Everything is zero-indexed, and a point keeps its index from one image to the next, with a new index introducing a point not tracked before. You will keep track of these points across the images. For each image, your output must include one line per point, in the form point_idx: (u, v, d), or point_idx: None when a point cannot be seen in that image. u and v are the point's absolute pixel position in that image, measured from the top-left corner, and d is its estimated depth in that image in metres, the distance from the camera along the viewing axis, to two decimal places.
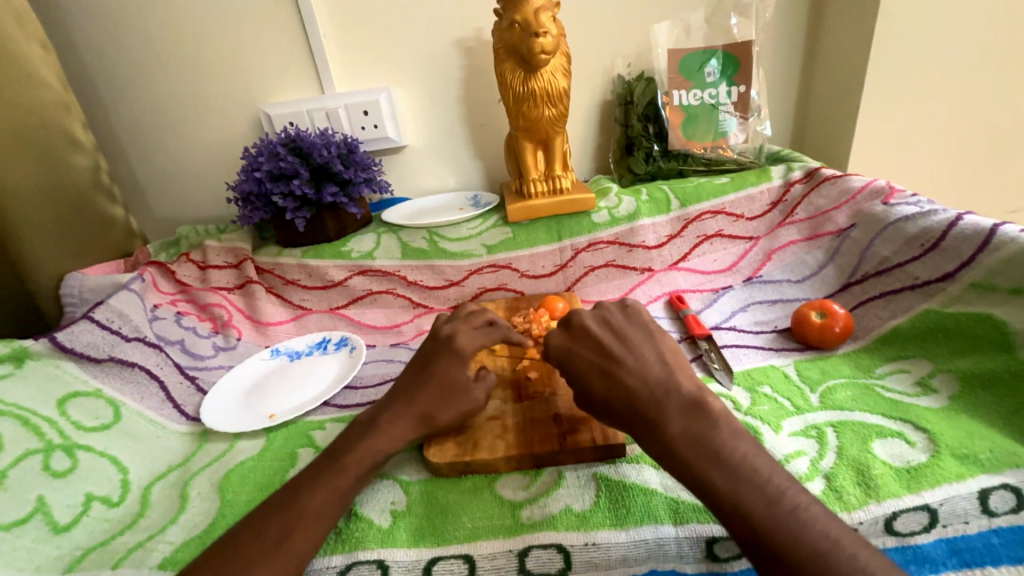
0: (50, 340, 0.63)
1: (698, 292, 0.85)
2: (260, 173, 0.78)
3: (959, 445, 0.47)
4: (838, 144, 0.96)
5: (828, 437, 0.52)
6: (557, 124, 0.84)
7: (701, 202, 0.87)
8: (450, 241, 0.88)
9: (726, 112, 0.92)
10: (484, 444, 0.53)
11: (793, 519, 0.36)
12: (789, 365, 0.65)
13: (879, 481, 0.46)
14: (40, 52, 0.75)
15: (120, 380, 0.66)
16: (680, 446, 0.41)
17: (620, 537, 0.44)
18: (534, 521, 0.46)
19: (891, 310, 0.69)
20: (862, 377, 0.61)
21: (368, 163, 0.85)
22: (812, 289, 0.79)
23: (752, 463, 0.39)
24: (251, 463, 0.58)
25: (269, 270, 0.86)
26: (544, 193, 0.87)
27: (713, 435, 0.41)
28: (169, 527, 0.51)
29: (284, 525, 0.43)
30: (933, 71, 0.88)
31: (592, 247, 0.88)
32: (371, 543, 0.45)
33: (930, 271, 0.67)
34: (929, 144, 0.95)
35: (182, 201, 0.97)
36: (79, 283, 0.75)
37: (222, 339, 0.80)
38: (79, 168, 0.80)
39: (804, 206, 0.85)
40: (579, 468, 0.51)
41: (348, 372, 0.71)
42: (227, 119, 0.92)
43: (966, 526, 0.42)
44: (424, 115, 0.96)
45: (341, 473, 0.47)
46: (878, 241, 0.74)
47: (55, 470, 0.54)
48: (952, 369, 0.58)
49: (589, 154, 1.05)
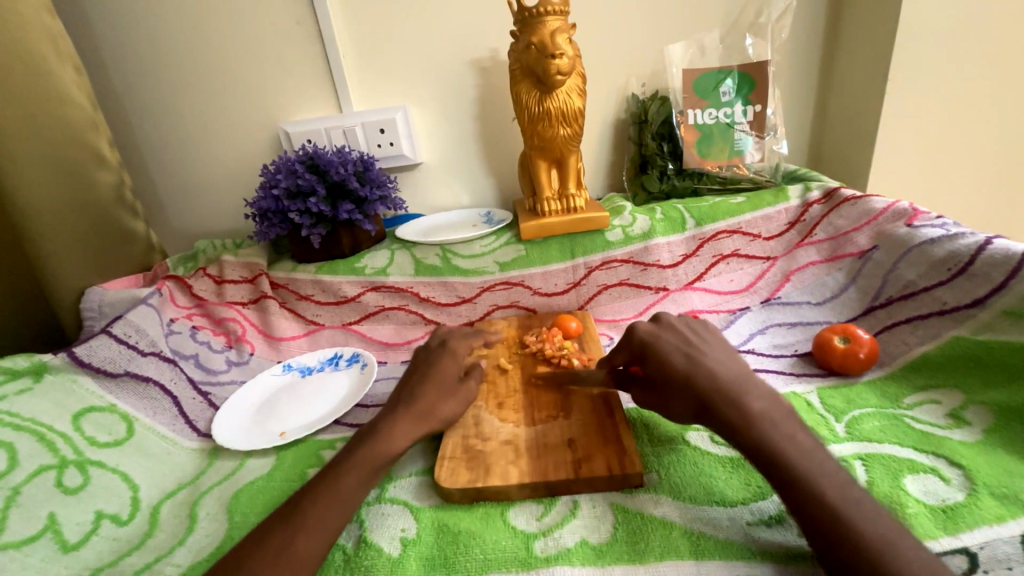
0: (68, 354, 0.64)
1: (714, 313, 0.84)
2: (278, 190, 0.79)
3: (998, 484, 0.45)
4: (856, 164, 0.95)
5: (856, 470, 0.50)
6: (571, 143, 0.84)
7: (717, 221, 0.86)
8: (463, 258, 0.88)
9: (741, 131, 0.91)
10: (497, 470, 0.52)
11: None
12: (812, 392, 0.63)
13: (914, 521, 0.43)
14: (73, 74, 0.78)
15: (134, 395, 0.66)
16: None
17: (638, 573, 0.42)
18: (548, 554, 0.44)
19: (918, 336, 0.66)
20: (890, 406, 0.58)
21: (383, 180, 0.86)
22: (833, 312, 0.77)
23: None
24: (260, 483, 0.58)
25: (283, 285, 0.87)
26: (558, 212, 0.87)
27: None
28: (177, 548, 0.50)
29: (292, 552, 0.42)
30: (954, 91, 0.87)
31: (605, 265, 0.87)
32: (380, 572, 0.44)
33: (958, 297, 0.65)
34: (951, 163, 0.93)
35: (201, 215, 0.99)
36: (99, 297, 0.76)
37: (236, 354, 0.81)
38: (103, 185, 0.81)
39: (823, 226, 0.83)
40: (595, 498, 0.50)
41: (359, 390, 0.71)
42: (247, 136, 0.94)
43: (1010, 574, 0.39)
44: (439, 133, 0.97)
45: (351, 499, 0.46)
46: (902, 264, 0.72)
47: (67, 486, 0.54)
48: (987, 400, 0.55)
49: (602, 172, 1.05)
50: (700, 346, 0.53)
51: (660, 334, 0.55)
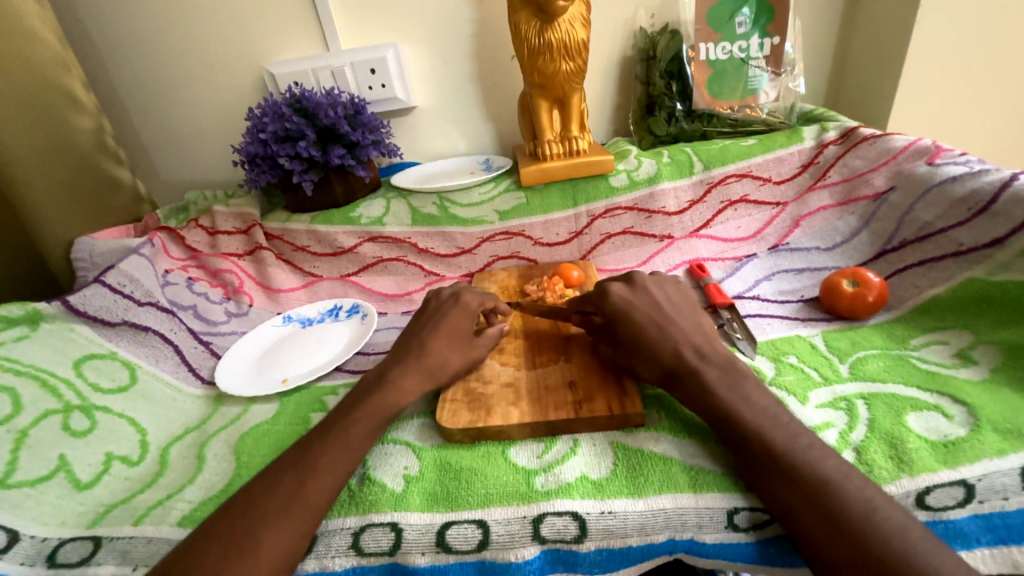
0: (62, 302, 0.63)
1: (720, 260, 0.81)
2: (265, 134, 0.75)
3: (1002, 420, 0.44)
4: (878, 102, 0.89)
5: (858, 409, 0.49)
6: (574, 80, 0.79)
7: (726, 165, 0.82)
8: (462, 207, 0.85)
9: (756, 67, 0.85)
10: (498, 411, 0.52)
11: None
12: (817, 336, 0.62)
13: (914, 455, 0.43)
14: (35, 6, 0.72)
15: (134, 344, 0.66)
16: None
17: (637, 505, 0.43)
18: (548, 488, 0.45)
19: (931, 278, 0.64)
20: (896, 348, 0.58)
21: (376, 124, 0.82)
22: (843, 257, 0.75)
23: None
24: (266, 426, 0.59)
25: (278, 236, 0.85)
26: (560, 155, 0.83)
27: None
28: (187, 486, 0.51)
29: (298, 483, 0.42)
30: (991, 16, 0.80)
31: (609, 213, 0.84)
32: (384, 506, 0.45)
33: (977, 237, 0.62)
34: (979, 99, 0.87)
35: (190, 166, 0.96)
36: (89, 247, 0.74)
37: (234, 306, 0.80)
38: (82, 129, 0.77)
39: (838, 168, 0.79)
40: (595, 437, 0.50)
41: (360, 338, 0.70)
42: (230, 79, 0.89)
43: (1005, 503, 0.39)
44: (433, 73, 0.91)
45: (354, 432, 0.47)
46: (919, 205, 0.69)
47: (74, 430, 0.55)
48: (997, 340, 0.54)
49: (608, 116, 0.99)
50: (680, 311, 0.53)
51: (643, 292, 0.55)
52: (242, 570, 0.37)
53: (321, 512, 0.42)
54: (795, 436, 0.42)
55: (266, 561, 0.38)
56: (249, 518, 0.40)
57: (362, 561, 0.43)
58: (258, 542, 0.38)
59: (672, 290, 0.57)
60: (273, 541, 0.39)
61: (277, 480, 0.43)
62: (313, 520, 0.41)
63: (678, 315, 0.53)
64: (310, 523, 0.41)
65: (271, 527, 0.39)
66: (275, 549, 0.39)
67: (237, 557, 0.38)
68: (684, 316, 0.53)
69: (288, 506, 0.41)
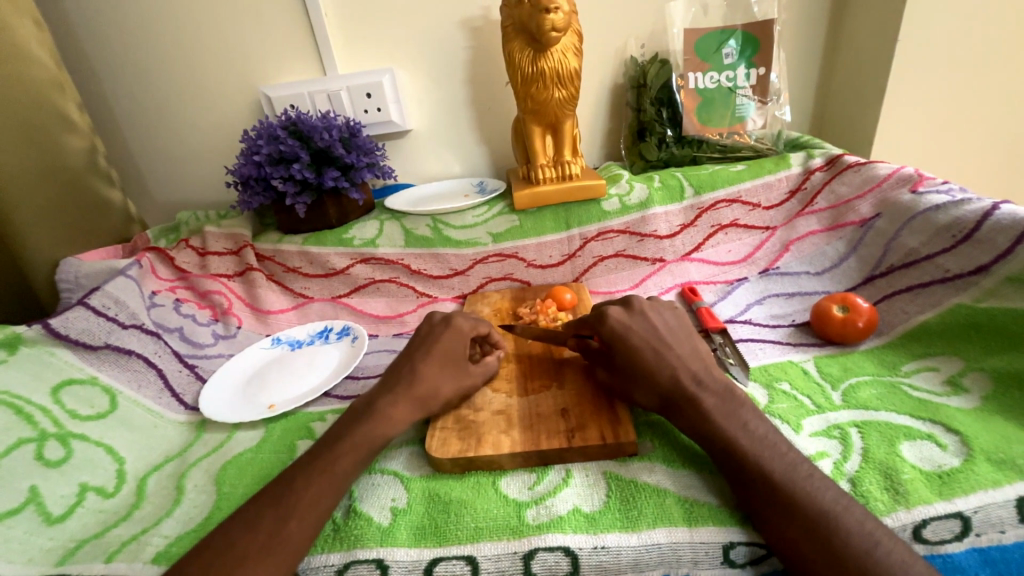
0: (44, 326, 0.62)
1: (711, 284, 0.82)
2: (259, 156, 0.76)
3: (996, 450, 0.44)
4: (861, 131, 0.92)
5: (852, 438, 0.49)
6: (567, 107, 0.80)
7: (716, 190, 0.83)
8: (455, 229, 0.85)
9: (743, 96, 0.87)
10: (489, 440, 0.51)
11: None
12: (809, 361, 0.63)
13: (909, 486, 0.43)
14: (33, 30, 0.72)
15: (116, 368, 0.65)
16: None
17: (631, 540, 0.42)
18: (540, 522, 0.44)
19: (919, 304, 0.65)
20: (887, 375, 0.58)
21: (370, 147, 0.83)
22: (832, 282, 0.75)
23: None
24: (250, 454, 0.57)
25: (269, 257, 0.84)
26: (553, 179, 0.84)
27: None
28: (165, 519, 0.49)
29: (276, 520, 0.40)
30: (966, 51, 0.83)
31: (601, 236, 0.85)
32: (370, 541, 0.43)
33: (962, 264, 0.63)
34: (958, 128, 0.90)
35: (182, 186, 0.95)
36: (75, 268, 0.73)
37: (222, 327, 0.79)
38: (74, 150, 0.77)
39: (825, 194, 0.81)
40: (587, 467, 0.49)
41: (350, 362, 0.69)
42: (226, 102, 0.89)
43: (1001, 536, 0.40)
44: (428, 98, 0.92)
45: (339, 463, 0.45)
46: (905, 232, 0.70)
47: (48, 460, 0.52)
48: (987, 367, 0.54)
49: (600, 140, 1.01)
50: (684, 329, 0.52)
51: (642, 314, 0.55)
52: None
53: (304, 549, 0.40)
54: (792, 467, 0.41)
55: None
56: (225, 558, 0.38)
57: None
58: None
59: (671, 314, 0.56)
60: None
61: (258, 516, 0.41)
62: (294, 557, 0.40)
63: (671, 341, 0.53)
64: (292, 560, 0.40)
65: (248, 569, 0.38)
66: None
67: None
68: (679, 343, 0.53)
69: (269, 543, 0.39)
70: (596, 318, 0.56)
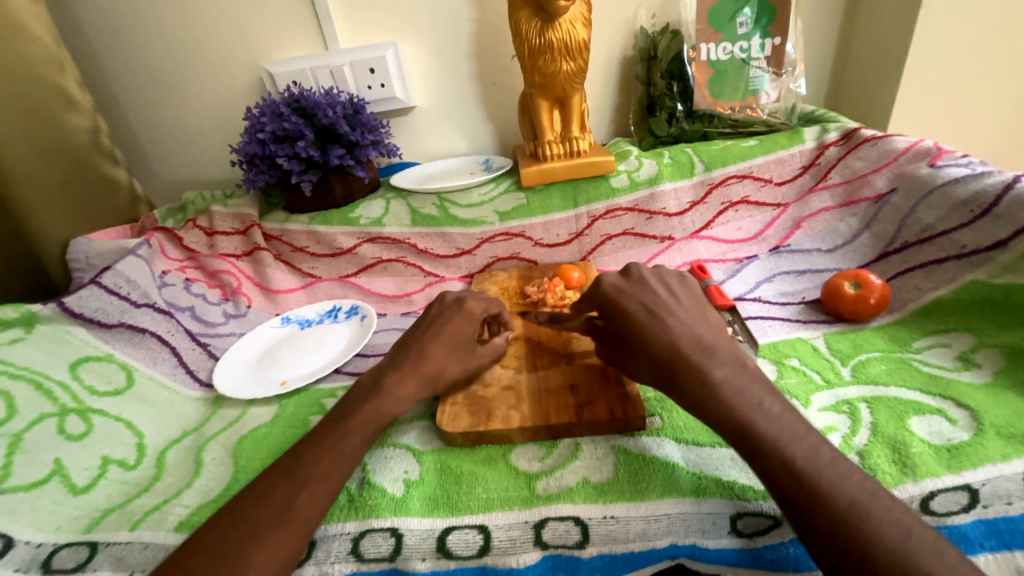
0: (57, 305, 0.63)
1: (721, 262, 0.81)
2: (263, 134, 0.75)
3: (1006, 424, 0.44)
4: (878, 104, 0.89)
5: (861, 412, 0.49)
6: (575, 80, 0.78)
7: (727, 166, 0.82)
8: (461, 208, 0.84)
9: (757, 68, 0.85)
10: (499, 414, 0.52)
11: (808, 495, 0.35)
12: (818, 338, 0.62)
13: (917, 460, 0.43)
14: (30, 6, 0.71)
15: (131, 346, 0.66)
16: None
17: (640, 511, 0.43)
18: (550, 493, 0.45)
19: (933, 281, 0.64)
20: (898, 351, 0.57)
21: (375, 124, 0.81)
22: (844, 259, 0.74)
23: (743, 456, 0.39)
24: (264, 429, 0.58)
25: (276, 237, 0.84)
26: (561, 156, 0.82)
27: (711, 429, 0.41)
28: (185, 491, 0.51)
29: (290, 493, 0.41)
30: (992, 19, 0.80)
31: (609, 214, 0.84)
32: (385, 512, 0.44)
33: (979, 239, 0.62)
34: (981, 100, 0.87)
35: (187, 166, 0.95)
36: (85, 248, 0.73)
37: (233, 307, 0.79)
38: (77, 129, 0.77)
39: (839, 169, 0.79)
40: (596, 441, 0.50)
41: (360, 340, 0.70)
42: (228, 78, 0.88)
43: (1008, 508, 0.38)
44: (433, 73, 0.90)
45: (355, 439, 0.45)
46: (921, 207, 0.69)
47: (70, 434, 0.54)
48: (1000, 343, 0.54)
49: (607, 116, 0.98)
50: (695, 305, 0.51)
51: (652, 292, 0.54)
52: None
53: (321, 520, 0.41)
54: None
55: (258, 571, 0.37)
56: (239, 528, 0.39)
57: (360, 568, 0.42)
58: (253, 554, 0.37)
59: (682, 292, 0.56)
60: (264, 552, 0.38)
61: (269, 487, 0.41)
62: (305, 529, 0.40)
63: None
64: (303, 532, 0.40)
65: (262, 538, 0.38)
66: (266, 559, 0.37)
67: (228, 567, 0.37)
68: None
69: (280, 514, 0.40)
70: (605, 294, 0.55)
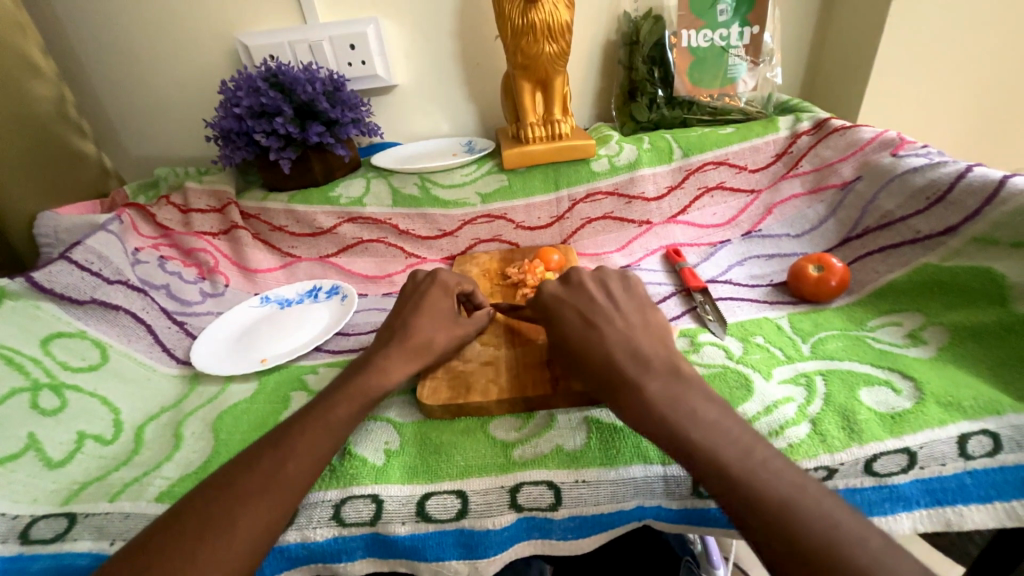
0: (26, 279, 0.61)
1: (695, 246, 0.84)
2: (240, 109, 0.73)
3: (944, 393, 0.48)
4: (850, 95, 0.92)
5: (816, 384, 0.53)
6: (558, 63, 0.79)
7: (704, 152, 0.84)
8: (443, 188, 0.85)
9: (736, 56, 0.87)
10: (477, 388, 0.53)
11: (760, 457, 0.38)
12: (783, 318, 0.66)
13: (864, 425, 0.47)
14: None
15: (104, 322, 0.65)
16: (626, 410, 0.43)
17: (609, 475, 0.45)
18: (525, 460, 0.47)
19: (889, 264, 0.68)
20: (854, 329, 0.61)
21: (355, 102, 0.80)
22: (811, 244, 0.78)
23: (707, 422, 0.41)
24: (244, 405, 0.58)
25: (254, 215, 0.83)
26: (543, 139, 0.83)
27: (678, 397, 0.43)
28: (164, 463, 0.51)
29: (271, 461, 0.42)
30: (957, 15, 0.83)
31: (589, 197, 0.85)
32: (365, 479, 0.46)
33: (932, 225, 0.66)
34: (945, 93, 0.91)
35: (159, 140, 0.92)
36: (53, 223, 0.71)
37: (210, 286, 0.78)
38: (43, 99, 0.75)
39: (809, 157, 0.82)
40: (571, 411, 0.52)
41: (340, 319, 0.70)
42: (201, 50, 0.85)
43: (942, 468, 0.44)
44: (414, 51, 0.89)
45: (335, 411, 0.46)
46: (882, 194, 0.73)
47: (43, 408, 0.53)
48: (946, 321, 0.58)
49: (590, 100, 0.99)
50: None
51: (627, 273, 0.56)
52: (219, 546, 0.37)
53: (302, 489, 0.42)
54: None
55: (244, 538, 0.38)
56: (220, 496, 0.39)
57: (343, 531, 0.44)
58: (236, 519, 0.38)
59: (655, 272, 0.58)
60: (250, 519, 0.39)
61: (256, 457, 0.42)
62: (289, 497, 0.41)
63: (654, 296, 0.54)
64: (283, 500, 0.41)
65: (248, 507, 0.39)
66: (252, 527, 0.38)
67: (215, 533, 0.38)
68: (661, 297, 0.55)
69: (267, 483, 0.40)
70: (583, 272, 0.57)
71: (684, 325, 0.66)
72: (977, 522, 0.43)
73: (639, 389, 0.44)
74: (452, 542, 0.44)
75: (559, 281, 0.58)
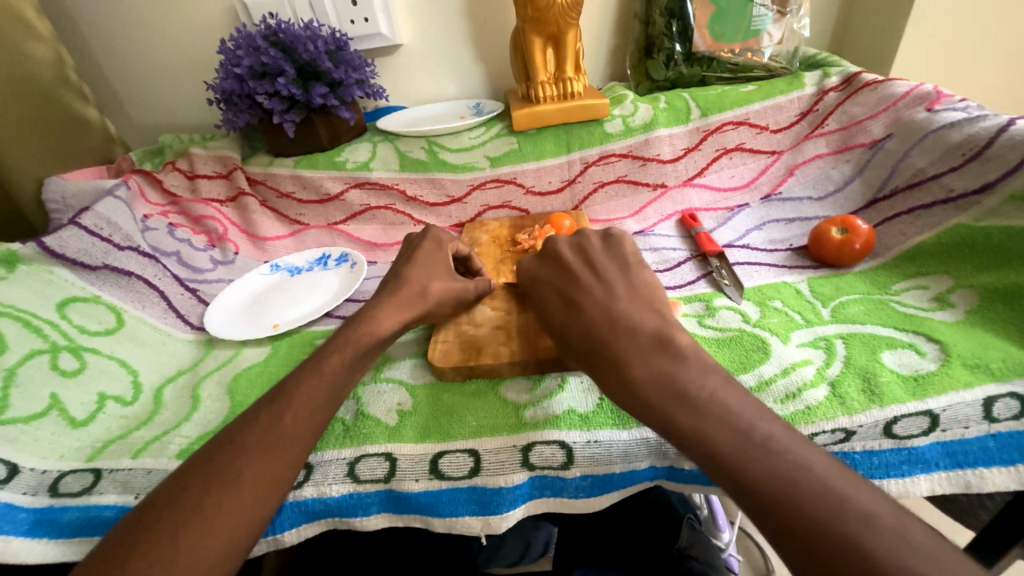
0: (38, 244, 0.62)
1: (711, 210, 0.81)
2: (240, 69, 0.71)
3: (972, 355, 0.46)
4: (883, 47, 0.86)
5: (836, 348, 0.51)
6: (570, 14, 0.74)
7: (724, 111, 0.80)
8: (451, 152, 0.82)
9: (761, 6, 0.81)
10: (488, 350, 0.53)
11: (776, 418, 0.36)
12: (802, 282, 0.63)
13: (884, 388, 0.46)
14: None
15: (118, 288, 0.66)
16: (651, 366, 0.41)
17: (622, 435, 0.45)
18: (537, 420, 0.47)
19: (918, 225, 0.65)
20: (877, 293, 0.59)
21: (360, 62, 0.77)
22: (833, 206, 0.75)
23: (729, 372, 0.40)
24: (258, 367, 0.59)
25: (261, 182, 0.82)
26: (554, 98, 0.80)
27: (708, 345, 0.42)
28: (184, 423, 0.52)
29: (273, 413, 0.42)
30: None
31: (602, 160, 0.82)
32: (379, 439, 0.47)
33: (967, 183, 0.63)
34: (990, 41, 0.84)
35: (162, 105, 0.90)
36: (61, 188, 0.71)
37: (219, 253, 0.78)
38: (41, 59, 0.73)
39: (837, 115, 0.78)
40: (582, 374, 0.51)
41: (350, 285, 0.70)
42: (199, 8, 0.82)
43: (965, 431, 0.42)
44: (420, 7, 0.85)
45: (332, 369, 0.46)
46: (914, 152, 0.69)
47: (63, 369, 0.54)
48: (977, 283, 0.55)
49: (604, 58, 0.94)
50: None
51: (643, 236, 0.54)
52: (223, 496, 0.38)
53: (302, 439, 0.42)
54: None
55: (249, 489, 0.39)
56: (225, 450, 0.40)
57: (358, 487, 0.45)
58: (237, 472, 0.39)
59: None
60: (255, 470, 0.39)
61: (254, 414, 0.42)
62: (291, 450, 0.41)
63: None
64: (287, 454, 0.41)
65: (249, 460, 0.40)
66: (254, 479, 0.39)
67: (218, 484, 0.38)
68: None
69: (266, 438, 0.41)
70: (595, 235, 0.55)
71: (700, 289, 0.64)
72: (997, 484, 0.42)
73: (655, 348, 0.43)
74: (464, 499, 0.45)
75: (569, 242, 0.57)
